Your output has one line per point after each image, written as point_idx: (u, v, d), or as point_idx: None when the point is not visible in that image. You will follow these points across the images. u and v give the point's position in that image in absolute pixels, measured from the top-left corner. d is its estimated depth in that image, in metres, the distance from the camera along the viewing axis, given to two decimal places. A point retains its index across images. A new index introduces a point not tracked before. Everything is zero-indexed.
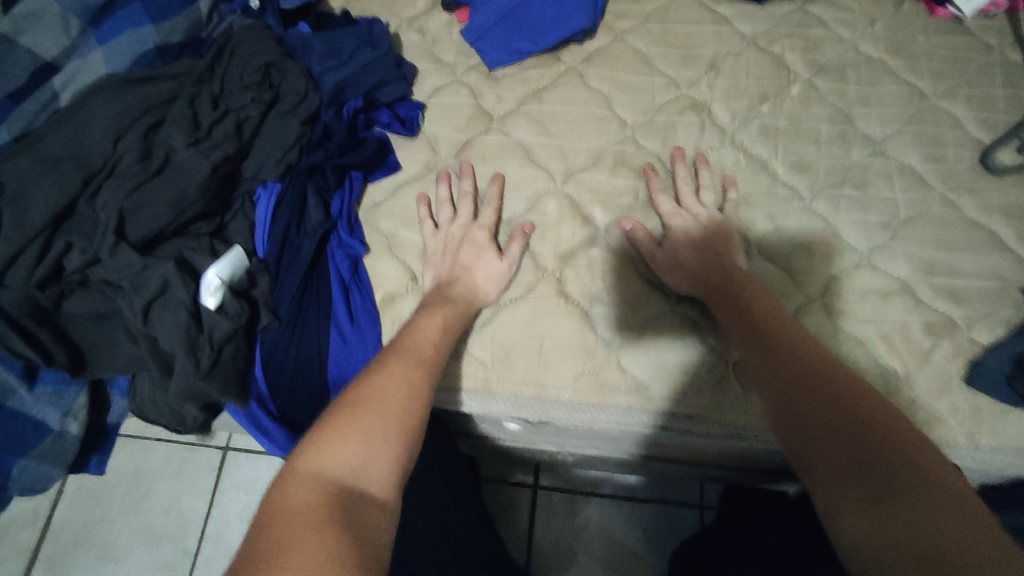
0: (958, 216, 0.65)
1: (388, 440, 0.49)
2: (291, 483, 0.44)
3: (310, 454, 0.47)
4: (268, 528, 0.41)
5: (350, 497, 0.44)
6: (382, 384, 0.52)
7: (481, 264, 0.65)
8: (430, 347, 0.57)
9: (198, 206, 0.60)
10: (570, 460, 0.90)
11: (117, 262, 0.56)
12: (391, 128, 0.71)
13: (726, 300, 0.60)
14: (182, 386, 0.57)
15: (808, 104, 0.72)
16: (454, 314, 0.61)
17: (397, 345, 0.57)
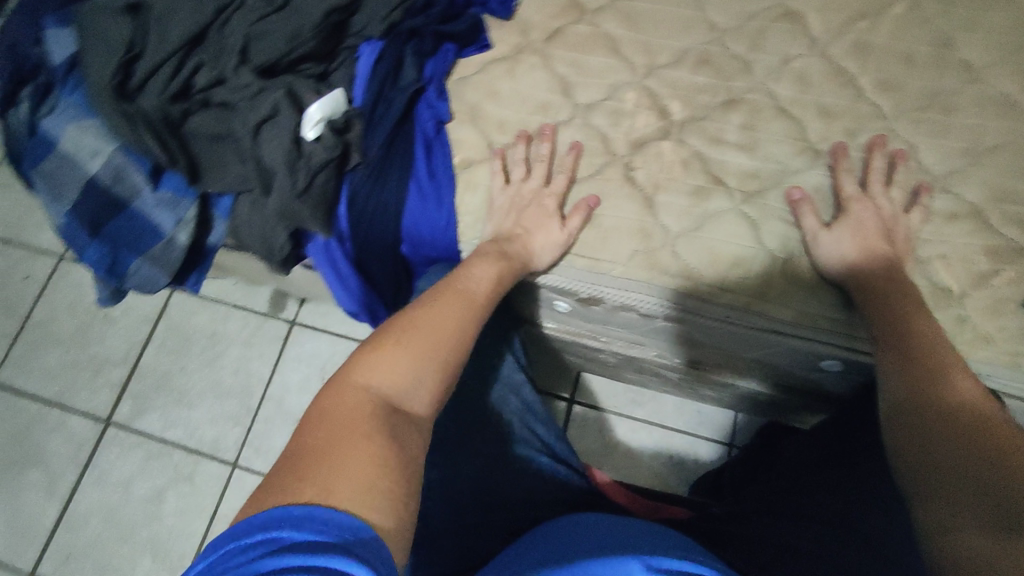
0: None
1: (432, 373, 0.53)
2: (345, 391, 0.49)
3: (362, 370, 0.51)
4: (321, 426, 0.46)
5: (394, 413, 0.49)
6: (434, 321, 0.56)
7: (542, 231, 0.65)
8: (482, 293, 0.61)
9: (309, 45, 0.67)
10: (611, 362, 0.94)
11: (238, 82, 0.65)
12: (488, 8, 0.76)
13: (891, 292, 0.59)
14: (278, 204, 0.65)
15: (908, 25, 0.70)
16: (509, 266, 0.63)
17: (450, 283, 0.61)
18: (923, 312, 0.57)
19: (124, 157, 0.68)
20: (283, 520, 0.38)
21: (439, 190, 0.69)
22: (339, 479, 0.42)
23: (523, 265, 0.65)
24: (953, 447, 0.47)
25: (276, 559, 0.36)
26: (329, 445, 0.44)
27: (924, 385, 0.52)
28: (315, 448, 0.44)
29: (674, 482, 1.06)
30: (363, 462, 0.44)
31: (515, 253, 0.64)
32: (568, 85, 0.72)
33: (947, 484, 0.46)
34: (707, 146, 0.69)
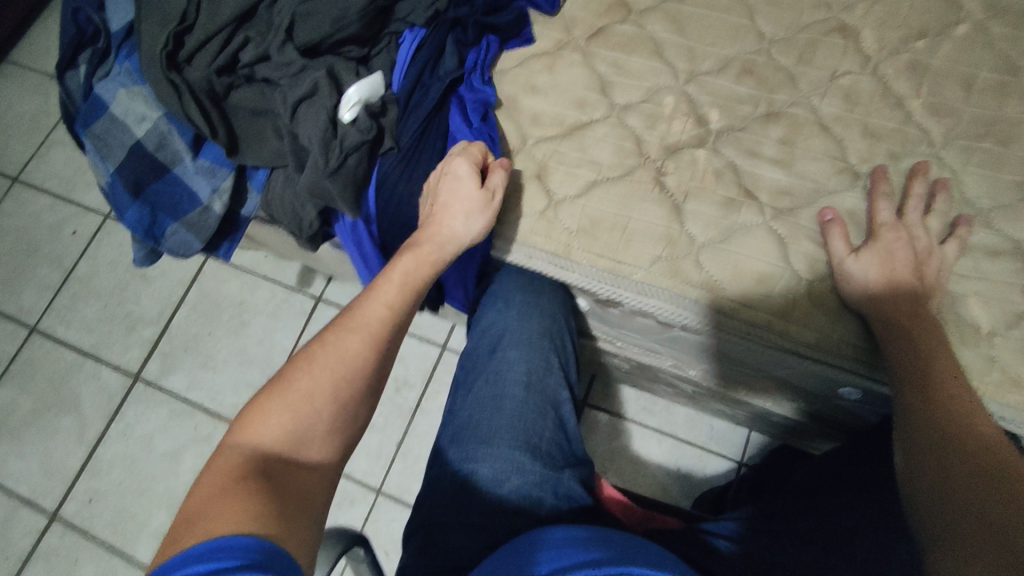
0: None
1: (317, 411, 0.52)
2: (222, 453, 0.49)
3: (248, 425, 0.50)
4: (200, 489, 0.45)
5: (281, 463, 0.49)
6: (323, 356, 0.54)
7: (466, 206, 0.62)
8: (380, 310, 0.58)
9: (354, 28, 0.67)
10: (626, 368, 0.93)
11: (282, 59, 0.66)
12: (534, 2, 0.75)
13: (911, 319, 0.57)
14: (309, 180, 0.66)
15: (968, 48, 0.68)
16: (417, 268, 0.61)
17: (349, 308, 0.58)
18: (939, 339, 0.56)
19: (168, 125, 0.70)
20: (182, 560, 0.38)
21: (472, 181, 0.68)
22: (224, 522, 0.41)
23: (448, 251, 0.62)
24: (976, 485, 0.45)
25: None
26: (205, 503, 0.43)
27: (942, 425, 0.50)
28: (189, 513, 0.43)
29: (675, 493, 1.05)
30: (231, 506, 0.43)
31: (426, 243, 0.62)
32: (607, 85, 0.72)
33: (965, 523, 0.44)
34: (743, 158, 0.67)
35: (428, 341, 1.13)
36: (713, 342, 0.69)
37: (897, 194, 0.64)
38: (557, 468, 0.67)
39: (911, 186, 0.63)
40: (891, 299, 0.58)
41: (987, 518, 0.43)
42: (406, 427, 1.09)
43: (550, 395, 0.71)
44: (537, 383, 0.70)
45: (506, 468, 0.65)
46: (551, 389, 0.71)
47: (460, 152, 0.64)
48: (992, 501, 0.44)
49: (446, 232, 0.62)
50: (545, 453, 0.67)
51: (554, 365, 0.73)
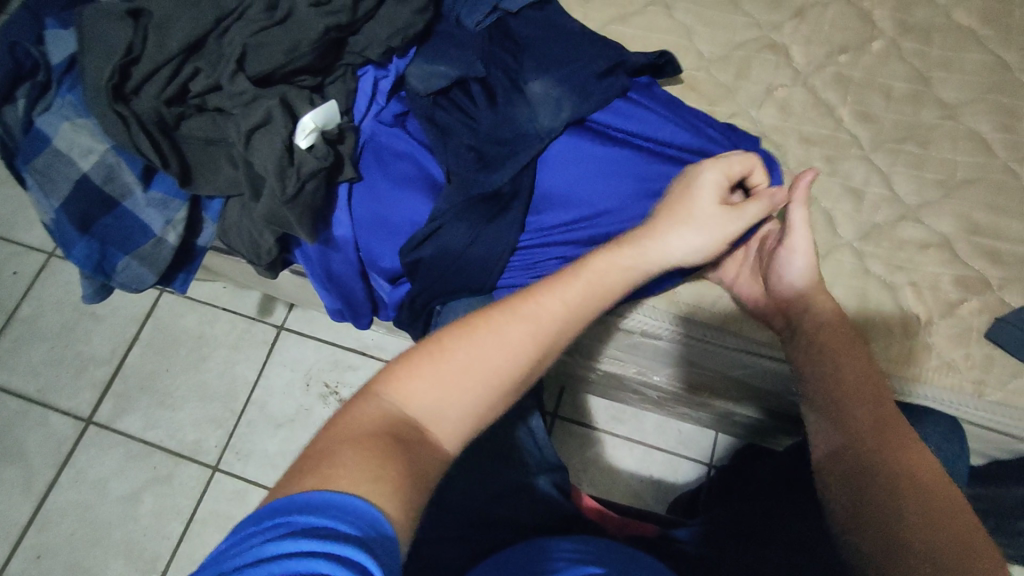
0: (1016, 185, 0.67)
1: (467, 395, 0.48)
2: (370, 401, 0.46)
3: (402, 376, 0.47)
4: (344, 427, 0.43)
5: (414, 433, 0.45)
6: (490, 341, 0.50)
7: (698, 220, 0.59)
8: (552, 321, 0.53)
9: (307, 59, 0.68)
10: (593, 379, 0.95)
11: (232, 89, 0.66)
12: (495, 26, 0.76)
13: (834, 333, 0.58)
14: (266, 209, 0.67)
15: (886, 60, 0.73)
16: (595, 281, 0.56)
17: (526, 295, 0.54)
18: (852, 346, 0.57)
19: (117, 157, 0.69)
20: (299, 505, 0.36)
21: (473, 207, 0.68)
22: (347, 478, 0.39)
23: (636, 266, 0.58)
24: (891, 504, 0.48)
25: (284, 540, 0.34)
26: (341, 447, 0.41)
27: (865, 436, 0.52)
28: (316, 452, 0.41)
29: (648, 499, 1.06)
30: (367, 463, 0.40)
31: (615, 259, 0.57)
32: None
33: (873, 543, 0.47)
34: None
35: None
36: (674, 347, 0.72)
37: (834, 197, 0.68)
38: (529, 474, 0.68)
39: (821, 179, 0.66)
40: (818, 307, 0.60)
41: (899, 544, 0.45)
42: None
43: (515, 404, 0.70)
44: None
45: (478, 480, 0.66)
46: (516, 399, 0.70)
47: (716, 162, 0.60)
48: (908, 527, 0.46)
49: (650, 247, 0.59)
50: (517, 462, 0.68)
51: None
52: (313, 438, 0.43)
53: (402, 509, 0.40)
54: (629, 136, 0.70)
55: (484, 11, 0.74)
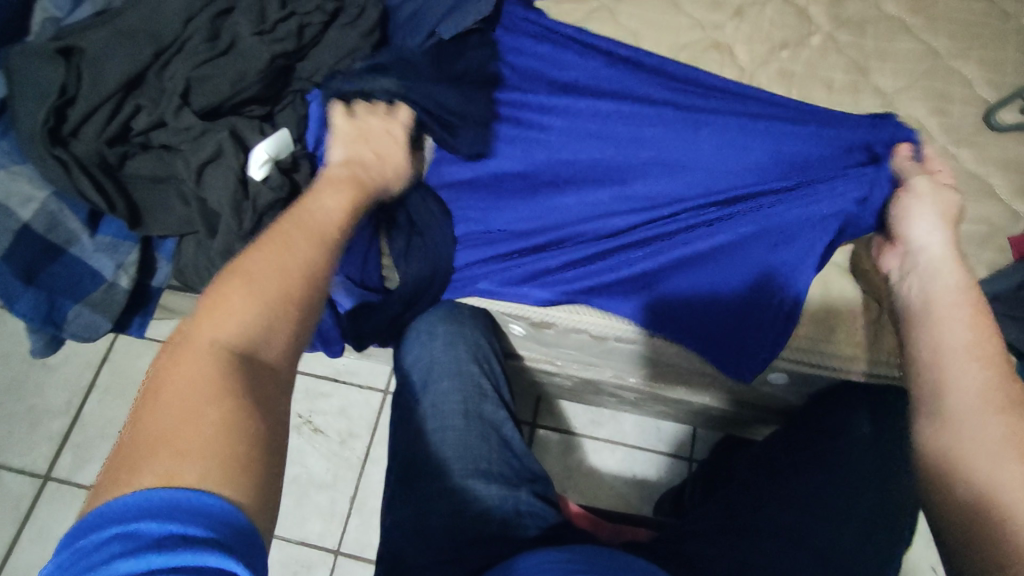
0: (956, 167, 0.69)
1: (281, 310, 0.47)
2: (183, 358, 0.43)
3: (195, 327, 0.44)
4: (159, 402, 0.41)
5: (246, 369, 0.44)
6: (275, 254, 0.49)
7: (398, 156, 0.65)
8: (335, 225, 0.55)
9: (254, 89, 0.66)
10: (568, 385, 0.95)
11: (179, 125, 0.64)
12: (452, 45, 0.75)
13: (967, 292, 0.56)
14: (223, 244, 0.65)
15: (825, 54, 0.76)
16: (361, 193, 0.59)
17: (293, 211, 0.54)
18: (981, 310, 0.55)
19: (60, 204, 0.66)
20: (142, 510, 0.36)
21: (438, 224, 0.69)
22: (176, 471, 0.38)
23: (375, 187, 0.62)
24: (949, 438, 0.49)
25: (136, 556, 0.34)
26: (171, 425, 0.40)
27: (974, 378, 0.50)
28: (153, 433, 0.40)
29: (634, 501, 1.07)
30: (212, 428, 0.40)
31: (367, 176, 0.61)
32: None
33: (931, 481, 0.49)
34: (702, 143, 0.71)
35: (368, 388, 1.10)
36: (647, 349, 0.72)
37: None
38: (513, 486, 0.67)
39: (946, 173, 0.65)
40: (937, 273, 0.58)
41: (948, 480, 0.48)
42: (357, 480, 1.05)
43: (490, 419, 0.70)
44: (474, 410, 0.70)
45: (461, 499, 0.64)
46: (490, 413, 0.71)
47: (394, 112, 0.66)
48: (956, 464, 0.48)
49: (382, 175, 0.63)
50: (498, 475, 0.67)
51: (488, 390, 0.72)
52: (125, 426, 0.41)
53: (252, 488, 0.39)
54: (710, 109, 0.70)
55: (427, 28, 0.70)
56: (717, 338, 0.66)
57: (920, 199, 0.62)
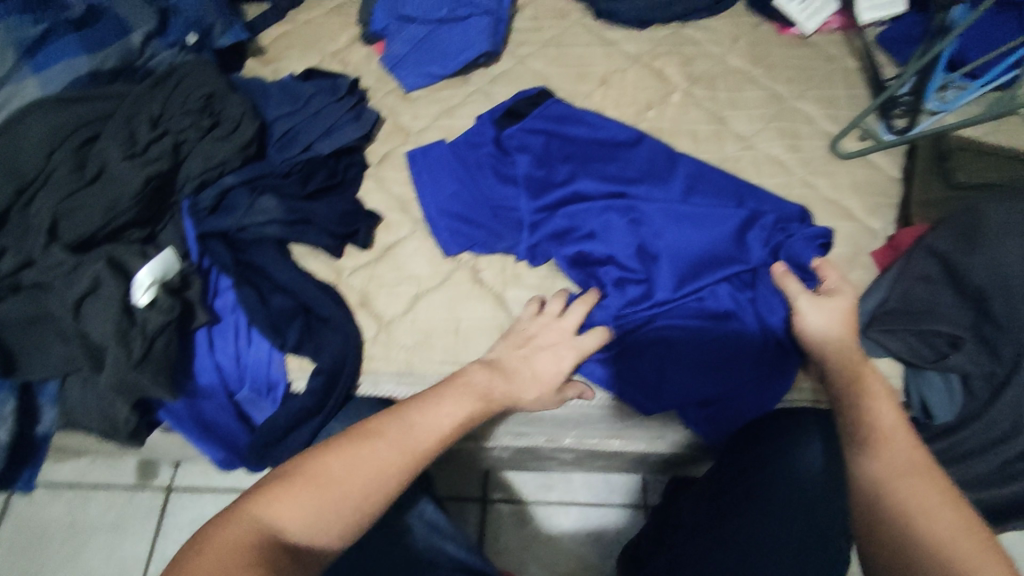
0: (817, 196, 0.76)
1: (345, 515, 0.47)
2: (233, 524, 0.44)
3: (256, 500, 0.46)
4: (198, 560, 0.42)
5: (288, 553, 0.44)
6: (360, 462, 0.49)
7: (547, 384, 0.61)
8: (432, 441, 0.52)
9: (130, 213, 0.64)
10: (509, 457, 0.93)
11: (49, 261, 0.61)
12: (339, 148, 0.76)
13: (862, 364, 0.59)
14: (112, 379, 0.60)
15: (686, 109, 0.82)
16: (482, 412, 0.57)
17: (404, 416, 0.53)
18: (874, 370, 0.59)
19: None
20: None
21: (342, 320, 0.68)
22: None
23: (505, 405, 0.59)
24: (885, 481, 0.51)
25: None
26: None
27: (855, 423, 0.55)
28: None
29: (595, 560, 1.04)
30: None
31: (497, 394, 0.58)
32: (405, 202, 0.77)
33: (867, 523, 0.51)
34: (618, 197, 0.73)
35: None
36: (568, 411, 0.73)
37: None
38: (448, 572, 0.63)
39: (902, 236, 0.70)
40: (831, 352, 0.61)
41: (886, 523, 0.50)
42: None
43: (411, 507, 0.68)
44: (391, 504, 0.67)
45: None
46: (408, 501, 0.68)
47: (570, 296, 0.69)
48: (893, 503, 0.50)
49: (515, 392, 0.59)
50: (430, 563, 0.64)
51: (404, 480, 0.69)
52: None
53: None
54: (619, 161, 0.75)
55: (297, 151, 0.74)
56: (693, 377, 0.66)
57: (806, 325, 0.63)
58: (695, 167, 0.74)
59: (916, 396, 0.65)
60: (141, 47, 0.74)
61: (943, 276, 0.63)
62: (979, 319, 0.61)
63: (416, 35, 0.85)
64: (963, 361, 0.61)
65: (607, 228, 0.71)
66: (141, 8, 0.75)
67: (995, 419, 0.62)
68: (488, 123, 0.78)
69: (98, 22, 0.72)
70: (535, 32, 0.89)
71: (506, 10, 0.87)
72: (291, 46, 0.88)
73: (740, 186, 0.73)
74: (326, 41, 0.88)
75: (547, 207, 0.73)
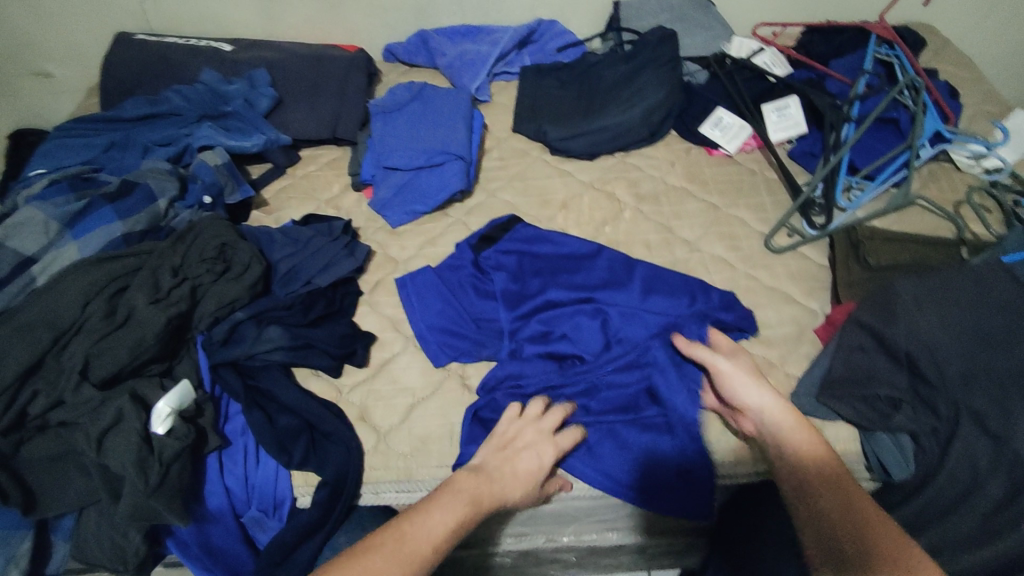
0: (760, 285, 0.86)
1: None
2: None
3: None
4: None
5: None
6: None
7: (530, 479, 0.66)
8: (427, 549, 0.53)
9: (153, 350, 0.72)
10: (510, 564, 0.93)
11: (78, 399, 0.68)
12: (337, 279, 0.86)
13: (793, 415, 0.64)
14: (129, 506, 0.64)
15: (637, 222, 0.95)
16: (473, 516, 0.59)
17: (396, 528, 0.54)
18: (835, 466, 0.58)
19: None
20: None
21: (344, 434, 0.73)
22: None
23: (495, 504, 0.62)
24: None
25: None
26: None
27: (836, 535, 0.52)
28: None
29: None
30: None
31: (486, 498, 0.61)
32: (397, 322, 0.86)
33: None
34: (585, 302, 0.82)
35: None
36: (559, 505, 0.77)
37: None
38: None
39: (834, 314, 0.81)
40: (778, 429, 0.63)
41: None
42: None
43: None
44: None
45: None
46: None
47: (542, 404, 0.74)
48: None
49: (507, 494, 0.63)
50: None
51: None
52: None
53: None
54: (582, 271, 0.86)
55: (299, 286, 0.84)
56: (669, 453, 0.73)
57: (730, 373, 0.69)
58: (648, 270, 0.85)
59: (875, 458, 0.73)
60: (166, 210, 0.86)
61: (876, 345, 0.74)
62: (914, 381, 0.71)
63: (399, 180, 0.98)
64: (906, 421, 0.69)
65: (579, 329, 0.80)
66: (165, 177, 0.88)
67: (954, 471, 0.66)
68: (469, 247, 0.89)
69: (131, 192, 0.85)
70: (502, 170, 1.03)
71: (476, 155, 1.02)
72: (292, 198, 1.02)
73: (689, 283, 0.84)
74: (322, 191, 1.02)
75: (524, 315, 0.82)
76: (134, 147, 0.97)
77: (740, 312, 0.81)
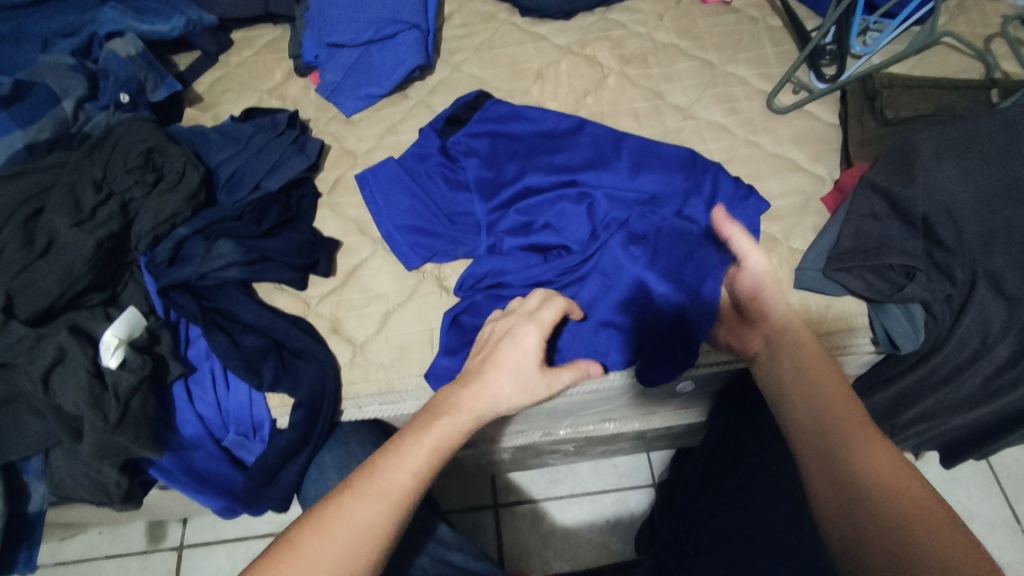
0: (761, 153, 0.77)
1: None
2: None
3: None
4: None
5: None
6: (322, 538, 0.46)
7: (519, 369, 0.58)
8: (405, 479, 0.50)
9: (87, 279, 0.64)
10: (509, 458, 0.93)
11: (10, 338, 0.61)
12: (290, 181, 0.76)
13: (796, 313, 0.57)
14: (93, 445, 0.60)
15: (623, 89, 0.83)
16: (449, 430, 0.54)
17: (370, 465, 0.51)
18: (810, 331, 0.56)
19: None
20: None
21: (316, 349, 0.68)
22: None
23: (483, 412, 0.56)
24: (862, 459, 0.45)
25: None
26: None
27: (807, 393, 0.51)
28: None
29: (615, 545, 1.03)
30: None
31: (462, 405, 0.55)
32: (362, 224, 0.78)
33: (839, 512, 0.45)
34: (569, 186, 0.74)
35: None
36: (552, 402, 0.74)
37: None
38: None
39: (845, 180, 0.73)
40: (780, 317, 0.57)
41: (866, 506, 0.43)
42: None
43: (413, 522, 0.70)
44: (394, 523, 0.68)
45: None
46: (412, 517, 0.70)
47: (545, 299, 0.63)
48: (873, 487, 0.43)
49: (488, 392, 0.56)
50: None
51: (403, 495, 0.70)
52: None
53: None
54: (561, 150, 0.76)
55: (246, 193, 0.74)
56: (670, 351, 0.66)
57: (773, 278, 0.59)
58: (634, 142, 0.76)
59: (882, 330, 0.67)
60: (74, 113, 0.74)
61: (889, 210, 0.66)
62: (929, 245, 0.64)
63: (348, 59, 0.85)
64: (920, 290, 0.63)
65: (562, 218, 0.72)
66: (68, 74, 0.76)
67: (964, 339, 0.63)
68: (434, 133, 0.79)
69: (29, 94, 0.73)
70: (466, 38, 0.90)
71: (434, 23, 0.88)
72: (228, 88, 0.88)
73: (681, 155, 0.75)
74: (263, 79, 0.89)
75: (502, 206, 0.74)
76: (30, 40, 0.81)
77: (736, 183, 0.73)
